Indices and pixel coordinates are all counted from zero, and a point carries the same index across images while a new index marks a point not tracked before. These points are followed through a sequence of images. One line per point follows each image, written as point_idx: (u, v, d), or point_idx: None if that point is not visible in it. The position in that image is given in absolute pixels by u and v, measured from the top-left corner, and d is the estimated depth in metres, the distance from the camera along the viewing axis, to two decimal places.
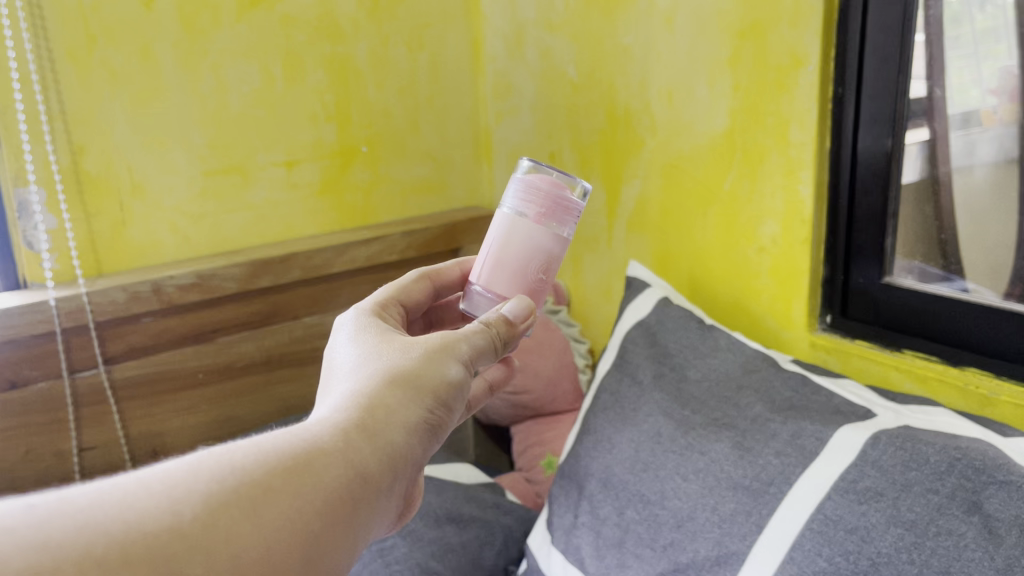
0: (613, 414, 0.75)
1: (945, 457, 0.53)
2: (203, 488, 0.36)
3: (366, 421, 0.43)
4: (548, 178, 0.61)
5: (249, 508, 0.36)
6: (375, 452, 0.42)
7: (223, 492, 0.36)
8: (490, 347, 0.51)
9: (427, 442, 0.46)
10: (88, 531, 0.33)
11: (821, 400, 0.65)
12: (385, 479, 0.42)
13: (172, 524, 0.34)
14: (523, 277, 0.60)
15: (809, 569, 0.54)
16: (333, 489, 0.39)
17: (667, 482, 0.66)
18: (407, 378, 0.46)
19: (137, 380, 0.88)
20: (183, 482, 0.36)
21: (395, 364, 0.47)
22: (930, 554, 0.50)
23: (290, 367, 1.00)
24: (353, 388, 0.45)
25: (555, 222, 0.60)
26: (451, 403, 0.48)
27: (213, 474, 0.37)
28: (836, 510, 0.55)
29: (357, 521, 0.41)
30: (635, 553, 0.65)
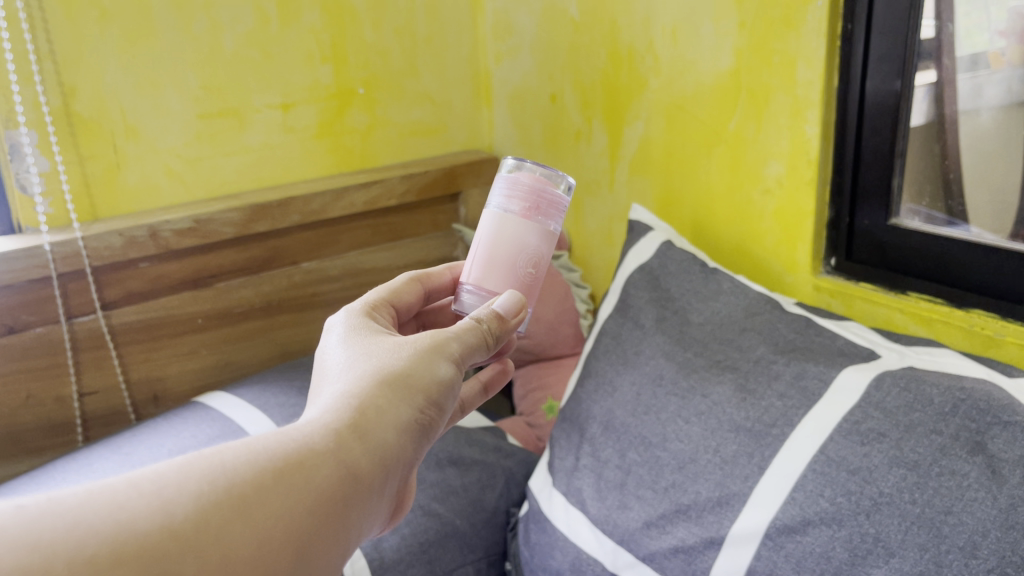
0: (614, 358, 0.75)
1: (950, 398, 0.54)
2: (195, 488, 0.36)
3: (357, 421, 0.43)
4: (532, 171, 0.60)
5: (241, 508, 0.37)
6: (366, 453, 0.42)
7: (215, 492, 0.37)
8: (481, 344, 0.50)
9: (420, 442, 0.46)
10: (78, 533, 0.32)
11: (824, 341, 0.64)
12: (376, 479, 0.42)
13: (163, 523, 0.34)
14: (515, 272, 0.59)
15: (810, 510, 0.54)
16: (324, 488, 0.40)
17: (668, 424, 0.66)
18: (398, 378, 0.45)
19: (136, 326, 0.87)
20: (174, 481, 0.36)
21: (386, 364, 0.46)
22: (932, 494, 0.50)
23: (291, 312, 0.99)
24: (344, 388, 0.45)
25: (541, 217, 0.59)
26: (442, 403, 0.47)
27: (206, 474, 0.37)
28: (839, 451, 0.55)
29: (347, 521, 0.41)
30: (636, 495, 0.65)
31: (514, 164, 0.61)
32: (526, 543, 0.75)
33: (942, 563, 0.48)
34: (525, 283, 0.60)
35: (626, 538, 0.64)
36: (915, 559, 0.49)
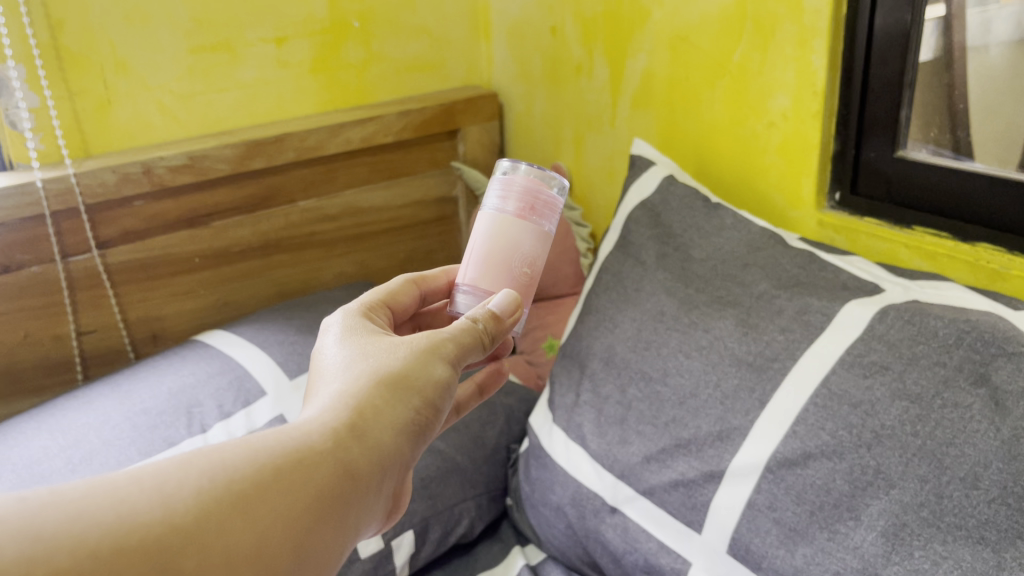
0: (614, 295, 0.74)
1: (954, 329, 0.53)
2: (195, 484, 0.36)
3: (355, 421, 0.42)
4: (528, 173, 0.59)
5: (241, 506, 0.36)
6: (364, 451, 0.41)
7: (215, 488, 0.36)
8: (476, 344, 0.49)
9: (416, 443, 0.45)
10: (81, 528, 0.32)
11: (827, 276, 0.63)
12: (374, 477, 0.42)
13: (165, 519, 0.34)
14: (511, 273, 0.58)
15: (812, 443, 0.55)
16: (322, 485, 0.39)
17: (669, 360, 0.65)
18: (395, 379, 0.45)
19: (132, 265, 0.86)
20: (174, 477, 0.36)
21: (383, 364, 0.45)
22: (934, 426, 0.50)
23: (289, 252, 0.98)
24: (342, 388, 0.44)
25: (535, 216, 0.58)
26: (441, 403, 0.46)
27: (205, 470, 0.37)
28: (841, 384, 0.55)
29: (346, 519, 0.40)
30: (636, 430, 0.65)
31: (509, 166, 0.60)
32: (526, 479, 0.75)
33: (943, 494, 0.49)
34: (521, 284, 0.58)
35: (626, 473, 0.65)
36: (916, 490, 0.50)
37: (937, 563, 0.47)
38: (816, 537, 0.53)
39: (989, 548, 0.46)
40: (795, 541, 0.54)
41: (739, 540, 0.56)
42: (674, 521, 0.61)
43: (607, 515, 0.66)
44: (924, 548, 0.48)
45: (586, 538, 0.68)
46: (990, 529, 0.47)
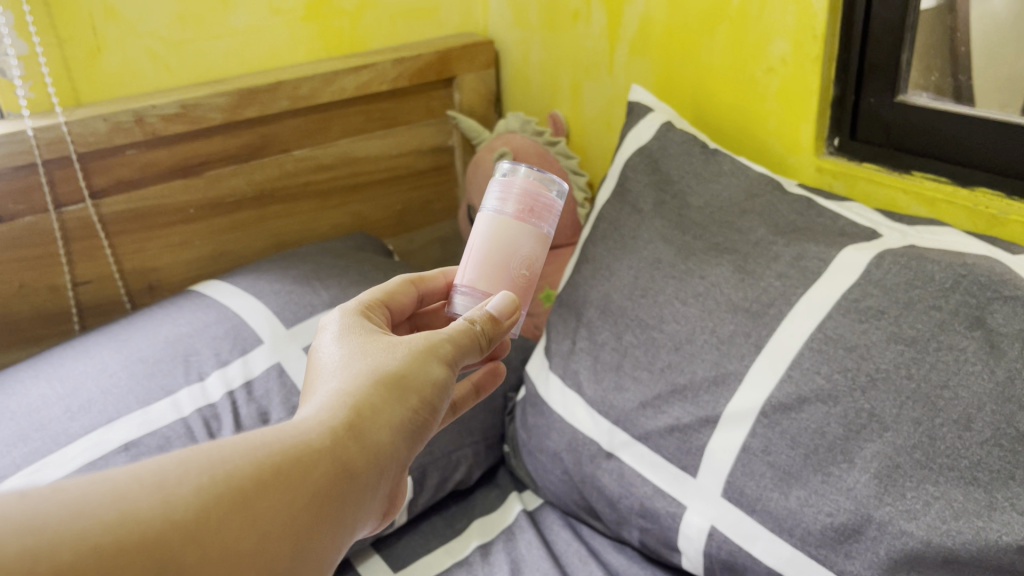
0: (612, 243, 0.74)
1: (951, 274, 0.53)
2: (195, 480, 0.35)
3: (354, 420, 0.41)
4: (528, 175, 0.58)
5: (240, 503, 0.35)
6: (361, 451, 0.41)
7: (214, 485, 0.35)
8: (473, 346, 0.48)
9: (413, 442, 0.44)
10: (83, 524, 0.31)
11: (825, 222, 0.63)
12: (370, 477, 0.41)
13: (165, 516, 0.33)
14: (510, 274, 0.56)
15: (807, 387, 0.55)
16: (319, 484, 0.38)
17: (665, 307, 0.65)
18: (394, 378, 0.44)
19: (126, 215, 0.86)
20: (174, 473, 0.35)
21: (381, 364, 0.44)
22: (929, 369, 0.51)
23: (283, 203, 0.97)
24: (340, 386, 0.43)
25: (535, 218, 0.57)
26: (438, 405, 0.45)
27: (205, 466, 0.36)
28: (837, 329, 0.55)
29: (341, 517, 0.39)
30: (632, 376, 0.66)
31: (508, 168, 0.59)
32: (523, 426, 0.76)
33: (935, 436, 0.49)
34: (519, 287, 0.57)
35: (622, 419, 0.65)
36: (909, 433, 0.50)
37: (929, 503, 0.49)
38: (809, 480, 0.54)
39: (980, 488, 0.47)
40: (789, 484, 0.55)
41: (733, 483, 0.57)
42: (668, 466, 0.62)
43: (603, 460, 0.66)
44: (916, 489, 0.49)
45: (582, 484, 0.69)
46: (981, 470, 0.47)
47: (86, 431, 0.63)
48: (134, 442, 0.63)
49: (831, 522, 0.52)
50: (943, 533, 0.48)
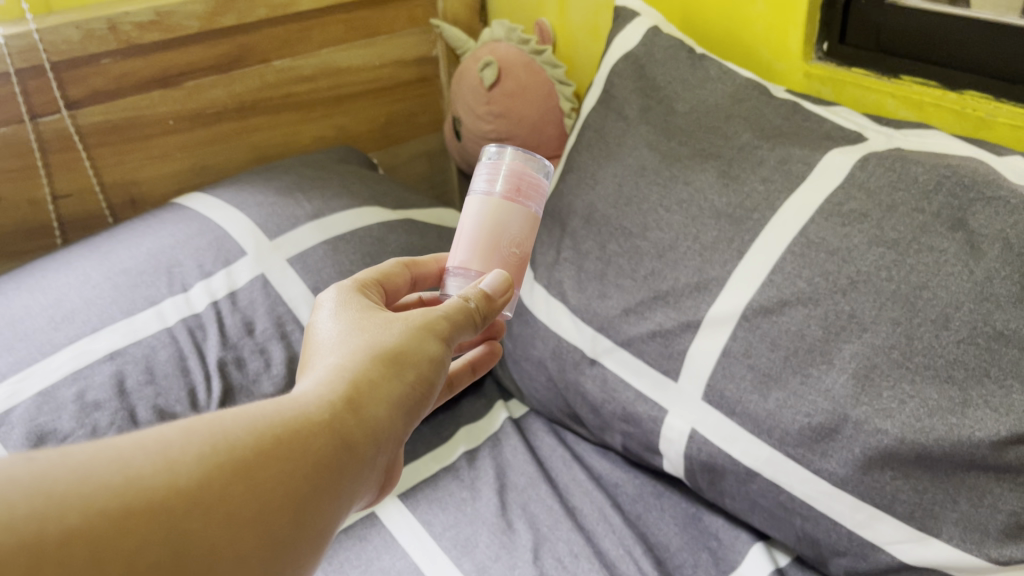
0: (597, 151, 0.73)
1: (934, 176, 0.53)
2: (197, 449, 0.33)
3: (354, 393, 0.39)
4: (516, 156, 0.55)
5: (243, 472, 0.33)
6: (360, 424, 0.38)
7: (216, 454, 0.33)
8: (467, 324, 0.47)
9: (410, 419, 0.42)
10: (90, 486, 0.29)
11: (811, 127, 0.62)
12: (371, 450, 0.38)
13: (171, 483, 0.31)
14: (501, 254, 0.53)
15: (788, 291, 0.55)
16: (320, 455, 0.36)
17: (649, 215, 0.65)
18: (392, 353, 0.42)
19: (105, 127, 0.84)
20: (177, 442, 0.33)
21: (378, 340, 0.43)
22: (909, 270, 0.51)
23: (264, 115, 0.96)
24: (338, 361, 0.41)
25: (524, 198, 0.55)
26: (435, 382, 0.43)
27: (207, 436, 0.34)
28: (819, 233, 0.55)
29: (344, 489, 0.37)
30: (615, 284, 0.66)
31: (495, 151, 0.56)
32: (507, 335, 0.76)
33: (913, 335, 0.50)
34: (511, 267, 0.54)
35: (605, 326, 0.66)
36: (887, 333, 0.51)
37: (905, 401, 0.49)
38: (788, 382, 0.54)
39: (955, 386, 0.48)
40: (769, 386, 0.55)
41: (713, 387, 0.58)
42: (650, 371, 0.63)
43: (587, 367, 0.67)
44: (893, 388, 0.50)
45: (566, 390, 0.70)
46: (957, 368, 0.48)
47: (71, 340, 0.63)
48: (120, 352, 0.63)
49: (808, 422, 0.53)
50: (918, 429, 0.48)
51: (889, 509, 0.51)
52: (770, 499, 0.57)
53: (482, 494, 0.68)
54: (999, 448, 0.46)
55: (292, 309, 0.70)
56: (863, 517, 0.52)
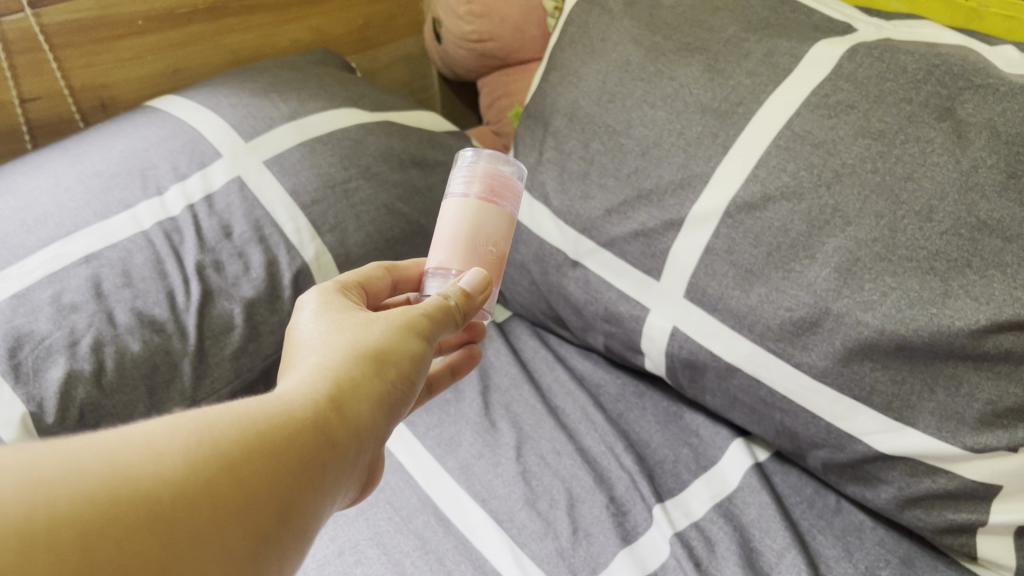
0: (580, 48, 0.71)
1: (923, 65, 0.51)
2: (184, 441, 0.31)
3: (336, 393, 0.38)
4: (489, 158, 0.54)
5: (231, 464, 0.31)
6: (343, 422, 0.37)
7: (204, 446, 0.32)
8: (448, 322, 0.46)
9: (391, 418, 0.41)
10: (73, 482, 0.28)
11: (798, 19, 0.60)
12: (353, 448, 0.37)
13: (158, 475, 0.30)
14: (480, 253, 0.51)
15: (773, 186, 0.54)
16: (305, 450, 0.34)
17: (633, 112, 0.63)
18: (375, 352, 0.41)
19: (71, 28, 0.81)
20: (163, 437, 0.31)
21: (360, 338, 0.41)
22: (894, 162, 0.50)
23: (237, 16, 0.93)
24: (320, 361, 0.39)
25: (500, 199, 0.53)
26: (416, 382, 0.42)
27: (194, 429, 0.32)
28: (805, 126, 0.54)
29: (328, 487, 0.35)
30: (598, 184, 0.65)
31: (469, 155, 0.55)
32: None
33: (897, 229, 0.49)
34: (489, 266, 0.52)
35: (588, 227, 0.65)
36: (871, 226, 0.50)
37: (886, 293, 0.49)
38: (770, 277, 0.54)
39: (937, 277, 0.48)
40: (751, 282, 0.55)
41: (696, 284, 0.58)
42: (633, 271, 0.62)
43: (569, 269, 0.67)
44: (874, 280, 0.50)
45: (549, 293, 0.70)
46: (939, 260, 0.48)
47: (44, 244, 0.62)
48: (94, 255, 0.62)
49: (789, 316, 0.53)
50: (898, 321, 0.48)
51: (867, 401, 0.52)
52: (750, 394, 0.58)
53: (466, 395, 0.68)
54: (978, 336, 0.46)
55: (269, 212, 0.68)
56: (842, 408, 0.53)
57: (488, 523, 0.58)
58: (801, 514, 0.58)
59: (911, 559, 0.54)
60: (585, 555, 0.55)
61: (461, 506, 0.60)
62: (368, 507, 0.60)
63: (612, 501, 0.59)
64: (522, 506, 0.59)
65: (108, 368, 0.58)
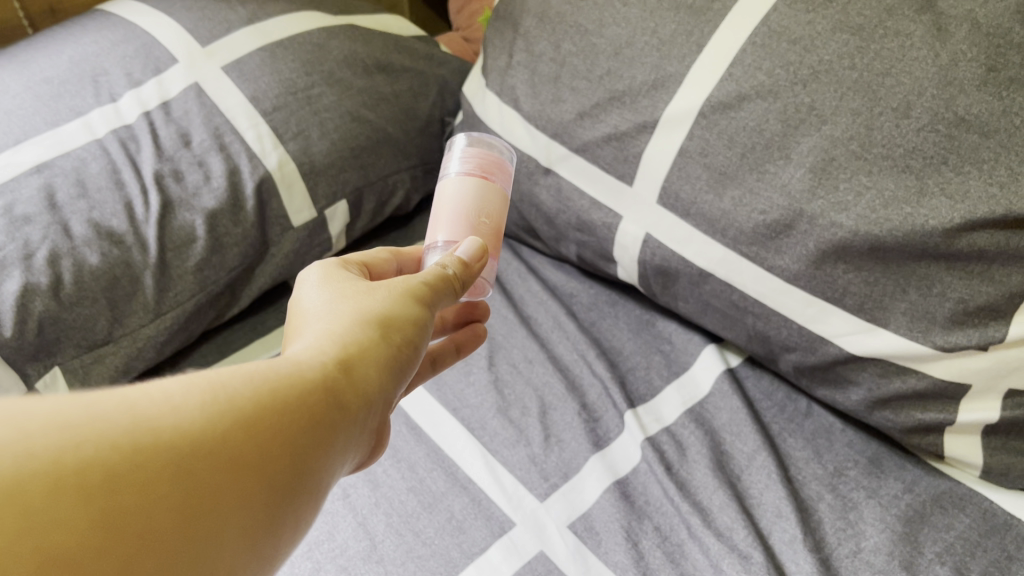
0: None
1: None
2: (201, 395, 0.30)
3: (345, 357, 0.36)
4: (475, 143, 0.53)
5: (248, 423, 0.30)
6: (352, 387, 0.35)
7: (220, 401, 0.30)
8: (449, 292, 0.43)
9: (397, 387, 0.39)
10: (90, 430, 0.26)
11: None
12: (362, 414, 0.35)
13: (178, 428, 0.28)
14: (470, 227, 0.49)
15: (748, 85, 0.53)
16: (317, 413, 0.33)
17: (606, 10, 0.61)
18: (382, 317, 0.39)
19: None
20: (179, 391, 0.30)
21: (365, 305, 0.39)
22: (873, 58, 0.48)
23: None
24: (326, 327, 0.38)
25: (490, 176, 0.51)
26: (422, 350, 0.40)
27: (210, 385, 0.31)
28: (782, 22, 0.52)
29: (337, 453, 0.34)
30: (570, 87, 0.63)
31: (456, 142, 0.54)
32: None
33: (874, 126, 0.48)
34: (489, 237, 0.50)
35: (560, 132, 0.63)
36: (847, 125, 0.49)
37: (861, 194, 0.48)
38: (744, 180, 0.53)
39: (913, 176, 0.47)
40: (725, 185, 0.54)
41: (669, 189, 0.57)
42: (605, 177, 0.61)
43: (541, 177, 0.65)
44: (849, 180, 0.49)
45: (521, 203, 0.68)
46: (915, 158, 0.47)
47: None
48: (47, 164, 0.60)
49: (763, 220, 0.52)
50: (872, 221, 0.48)
51: (839, 303, 0.51)
52: (722, 299, 0.57)
53: None
54: (952, 235, 0.46)
55: (230, 119, 0.66)
56: (814, 311, 0.53)
57: (460, 431, 0.58)
58: (772, 418, 0.58)
59: (879, 458, 0.55)
60: (558, 461, 0.55)
61: (433, 415, 0.59)
62: None
63: (584, 408, 0.59)
64: (494, 414, 0.59)
65: (66, 281, 0.56)
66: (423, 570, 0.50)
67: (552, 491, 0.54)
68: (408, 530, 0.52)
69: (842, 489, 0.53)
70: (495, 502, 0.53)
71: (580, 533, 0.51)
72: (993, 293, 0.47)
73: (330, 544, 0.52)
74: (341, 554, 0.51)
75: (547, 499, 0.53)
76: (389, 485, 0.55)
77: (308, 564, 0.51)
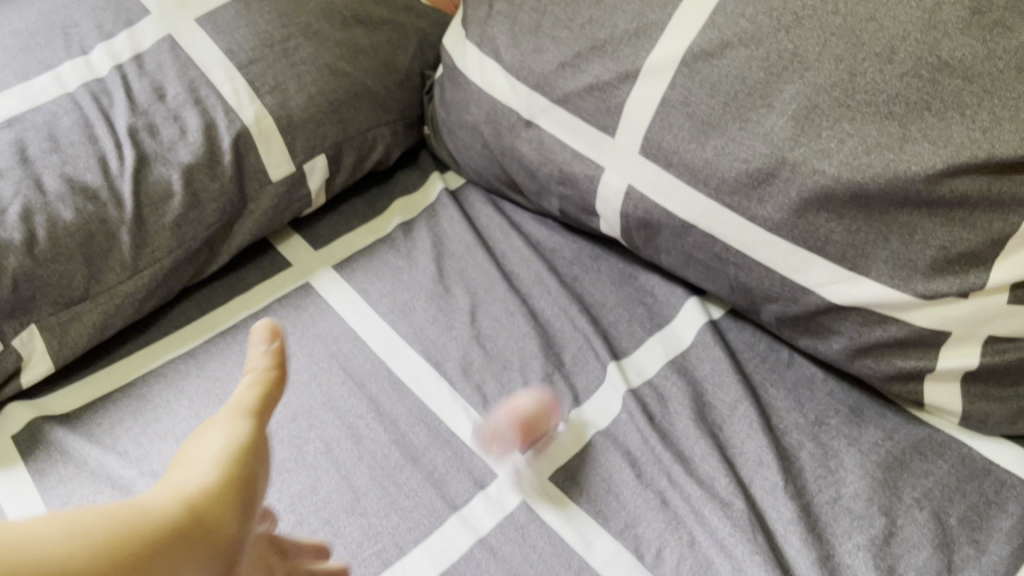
0: None
1: None
2: (64, 525, 0.31)
3: (226, 479, 0.36)
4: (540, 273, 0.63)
5: (132, 556, 0.31)
6: (205, 492, 0.35)
7: (89, 528, 0.31)
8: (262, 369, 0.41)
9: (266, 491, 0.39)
10: None
11: None
12: (235, 523, 0.36)
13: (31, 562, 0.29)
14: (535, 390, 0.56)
15: (730, 32, 0.52)
16: (184, 526, 0.34)
17: None
18: (250, 414, 0.39)
19: None
20: (31, 522, 0.30)
21: (230, 411, 0.39)
22: (857, 2, 0.48)
23: None
24: (203, 445, 0.38)
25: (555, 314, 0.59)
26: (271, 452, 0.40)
27: (82, 515, 0.32)
28: None
29: (207, 560, 0.34)
30: (551, 37, 0.62)
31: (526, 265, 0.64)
32: (440, 102, 0.72)
33: (857, 71, 0.47)
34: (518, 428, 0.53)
35: (542, 83, 0.62)
36: (830, 71, 0.48)
37: (844, 140, 0.48)
38: (726, 129, 0.53)
39: (895, 123, 0.47)
40: (707, 134, 0.53)
41: (651, 139, 0.56)
42: (587, 127, 0.60)
43: (522, 130, 0.64)
44: (832, 127, 0.48)
45: (502, 156, 0.67)
46: (898, 104, 0.47)
47: None
48: (17, 119, 0.59)
49: (746, 168, 0.52)
50: (855, 168, 0.47)
51: (822, 252, 0.51)
52: (705, 251, 0.57)
53: (420, 262, 0.67)
54: (934, 182, 0.46)
55: (204, 72, 0.64)
56: (796, 261, 0.52)
57: (442, 384, 0.58)
58: (754, 368, 0.58)
59: (860, 407, 0.55)
60: (540, 413, 0.56)
61: (415, 369, 0.59)
62: (320, 373, 0.59)
63: (564, 363, 0.59)
64: (477, 368, 0.59)
65: (41, 238, 0.55)
66: (408, 521, 0.50)
67: (534, 443, 0.54)
68: (392, 483, 0.52)
69: (823, 437, 0.54)
70: (478, 455, 0.53)
71: (563, 483, 0.52)
72: (975, 240, 0.47)
73: (313, 497, 0.52)
74: (325, 507, 0.51)
75: (530, 451, 0.53)
76: (372, 439, 0.55)
77: (292, 517, 0.51)
